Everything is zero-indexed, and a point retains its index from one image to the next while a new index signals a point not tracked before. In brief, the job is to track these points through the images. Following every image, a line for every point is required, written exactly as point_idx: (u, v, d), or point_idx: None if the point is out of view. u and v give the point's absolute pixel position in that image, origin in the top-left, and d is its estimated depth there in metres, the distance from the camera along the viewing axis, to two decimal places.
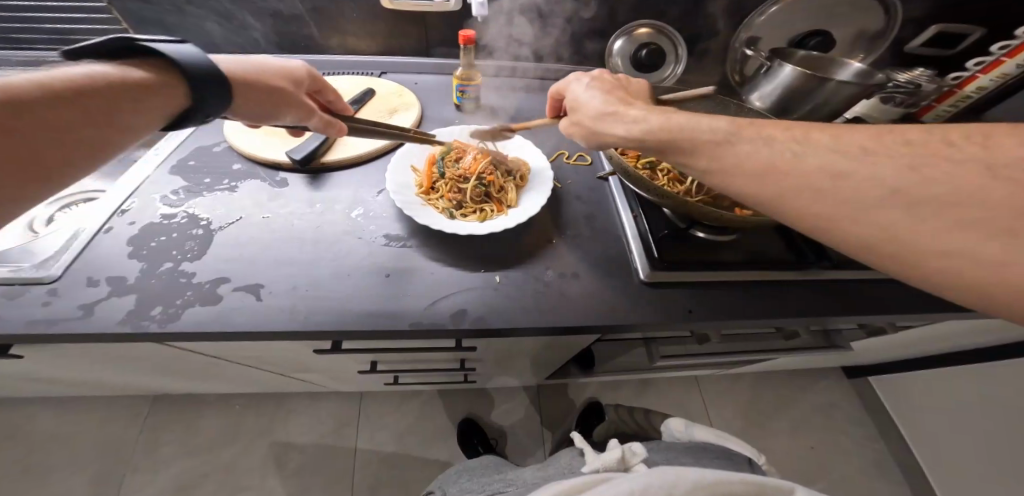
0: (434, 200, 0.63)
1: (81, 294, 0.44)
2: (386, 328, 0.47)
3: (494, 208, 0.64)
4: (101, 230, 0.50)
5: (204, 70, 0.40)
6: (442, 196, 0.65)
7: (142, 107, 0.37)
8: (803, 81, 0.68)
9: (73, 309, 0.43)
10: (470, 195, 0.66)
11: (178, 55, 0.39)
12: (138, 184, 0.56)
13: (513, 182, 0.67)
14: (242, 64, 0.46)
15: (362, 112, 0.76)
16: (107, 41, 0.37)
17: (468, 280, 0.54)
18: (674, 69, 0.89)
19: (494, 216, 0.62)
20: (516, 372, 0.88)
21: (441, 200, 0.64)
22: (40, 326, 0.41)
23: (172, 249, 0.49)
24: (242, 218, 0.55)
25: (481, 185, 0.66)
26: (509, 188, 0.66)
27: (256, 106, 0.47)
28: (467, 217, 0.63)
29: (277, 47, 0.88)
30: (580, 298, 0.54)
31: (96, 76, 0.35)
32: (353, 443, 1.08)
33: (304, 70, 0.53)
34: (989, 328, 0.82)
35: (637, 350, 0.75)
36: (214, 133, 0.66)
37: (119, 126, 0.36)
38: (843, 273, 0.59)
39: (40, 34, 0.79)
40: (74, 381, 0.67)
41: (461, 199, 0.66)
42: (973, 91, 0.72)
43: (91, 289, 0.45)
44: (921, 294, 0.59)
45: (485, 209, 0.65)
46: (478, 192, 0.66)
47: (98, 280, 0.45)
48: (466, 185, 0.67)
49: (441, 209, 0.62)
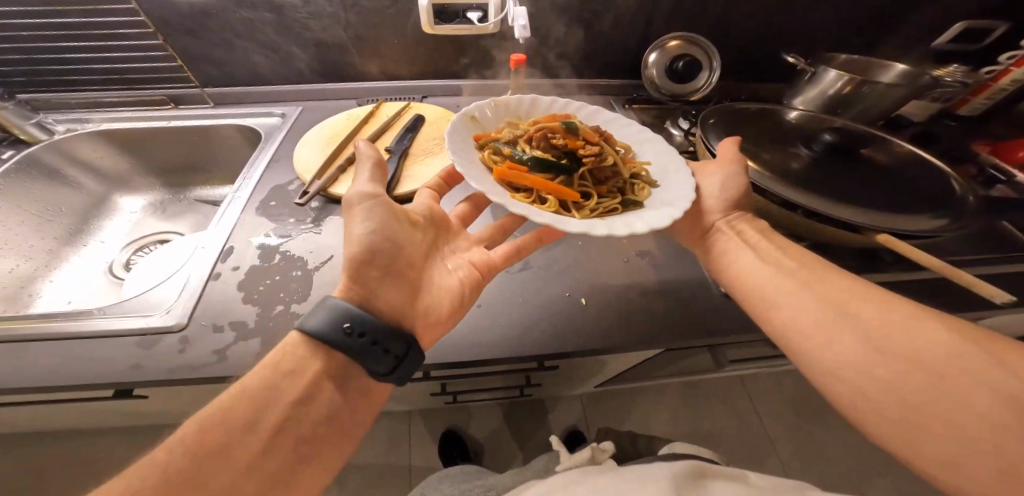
0: (603, 204, 0.58)
1: (211, 339, 0.51)
2: (489, 356, 0.51)
3: (638, 164, 0.62)
4: (212, 277, 0.57)
5: (337, 323, 0.40)
6: (602, 192, 0.60)
7: (311, 371, 0.39)
8: (848, 86, 0.70)
9: (208, 354, 0.49)
10: (617, 166, 0.61)
11: (329, 318, 0.40)
12: (231, 229, 0.63)
13: (597, 128, 0.64)
14: (354, 256, 0.45)
15: (417, 139, 0.78)
16: (289, 340, 0.41)
17: (559, 307, 0.56)
18: (709, 77, 0.86)
19: (645, 165, 0.62)
20: (572, 384, 0.91)
21: (606, 197, 0.59)
22: (183, 369, 0.48)
23: (280, 293, 0.56)
24: (333, 256, 0.61)
25: (598, 149, 0.61)
26: (612, 139, 0.64)
27: (392, 291, 0.47)
28: (641, 186, 0.60)
29: (319, 75, 0.91)
30: (661, 313, 0.57)
31: (286, 364, 0.39)
32: (407, 460, 1.13)
33: (389, 212, 0.50)
34: None
35: (699, 355, 0.77)
36: (286, 172, 0.73)
37: (301, 396, 0.38)
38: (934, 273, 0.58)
39: (93, 75, 0.83)
40: (173, 414, 0.72)
41: (614, 182, 0.60)
42: (1007, 83, 0.79)
43: (218, 334, 0.51)
44: None
45: (636, 170, 0.61)
46: (615, 156, 0.61)
47: (222, 326, 0.52)
48: (602, 165, 0.60)
49: (626, 204, 0.57)
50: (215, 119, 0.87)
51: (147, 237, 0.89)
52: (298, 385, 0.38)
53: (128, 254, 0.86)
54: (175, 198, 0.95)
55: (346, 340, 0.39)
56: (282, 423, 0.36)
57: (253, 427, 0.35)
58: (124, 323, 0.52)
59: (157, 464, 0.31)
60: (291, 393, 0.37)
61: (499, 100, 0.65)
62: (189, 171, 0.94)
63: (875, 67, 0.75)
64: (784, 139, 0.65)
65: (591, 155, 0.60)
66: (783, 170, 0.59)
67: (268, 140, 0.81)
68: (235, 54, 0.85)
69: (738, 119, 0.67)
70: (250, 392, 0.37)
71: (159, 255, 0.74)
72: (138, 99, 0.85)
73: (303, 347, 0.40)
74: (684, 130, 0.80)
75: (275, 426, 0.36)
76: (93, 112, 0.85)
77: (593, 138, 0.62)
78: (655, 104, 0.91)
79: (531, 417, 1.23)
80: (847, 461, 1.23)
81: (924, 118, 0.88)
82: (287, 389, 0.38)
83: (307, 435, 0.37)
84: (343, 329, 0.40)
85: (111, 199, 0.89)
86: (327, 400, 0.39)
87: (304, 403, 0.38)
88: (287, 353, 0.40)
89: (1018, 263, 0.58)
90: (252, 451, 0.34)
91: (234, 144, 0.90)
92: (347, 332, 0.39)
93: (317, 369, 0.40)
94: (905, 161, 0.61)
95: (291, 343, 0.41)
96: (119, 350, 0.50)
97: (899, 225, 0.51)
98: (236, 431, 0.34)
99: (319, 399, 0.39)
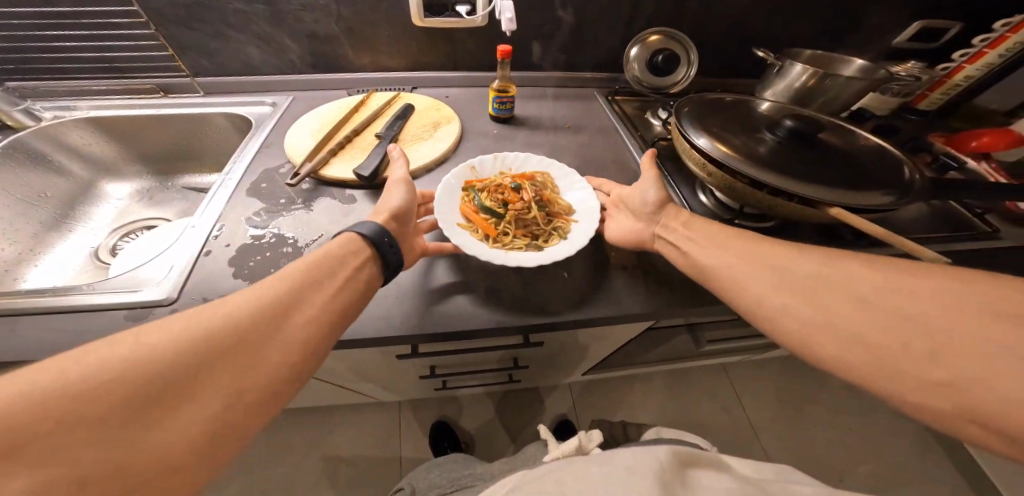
0: (510, 244, 0.59)
1: None
2: (476, 327, 0.52)
3: (560, 221, 0.63)
4: (203, 253, 0.58)
5: (377, 236, 0.48)
6: (515, 235, 0.61)
7: (359, 257, 0.47)
8: (811, 79, 0.76)
9: None
10: (538, 220, 0.62)
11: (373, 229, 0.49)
12: (225, 208, 0.65)
13: (540, 191, 0.65)
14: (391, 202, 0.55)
15: (407, 127, 0.80)
16: (338, 239, 0.48)
17: (543, 280, 0.58)
18: (687, 71, 0.90)
19: (571, 223, 0.62)
20: (560, 370, 0.93)
21: (516, 238, 0.61)
22: None
23: (269, 268, 0.57)
24: (324, 235, 0.62)
25: (528, 203, 0.63)
26: (555, 198, 0.66)
27: (402, 233, 0.53)
28: (548, 240, 0.60)
29: (311, 67, 0.93)
30: (641, 286, 0.58)
31: (341, 248, 0.47)
32: (398, 452, 1.14)
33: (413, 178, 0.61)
34: None
35: (682, 336, 0.79)
36: (277, 156, 0.75)
37: (352, 271, 0.45)
38: (893, 250, 0.62)
39: (83, 63, 0.83)
40: None
41: (534, 228, 0.62)
42: (961, 79, 0.87)
43: None
44: (979, 261, 0.61)
45: (556, 226, 0.62)
46: (540, 213, 0.63)
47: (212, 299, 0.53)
48: (528, 216, 0.62)
49: (522, 246, 0.59)
50: (206, 107, 0.88)
51: (134, 224, 0.90)
52: (352, 261, 0.46)
53: (114, 239, 0.87)
54: (162, 186, 0.96)
55: (384, 244, 0.49)
56: (342, 284, 0.44)
57: (316, 287, 0.42)
58: (110, 297, 0.53)
59: (253, 296, 0.38)
60: (348, 266, 0.45)
61: (499, 154, 0.69)
62: (177, 159, 0.95)
63: (838, 62, 0.81)
64: (752, 126, 0.68)
65: (519, 211, 0.62)
66: (752, 152, 0.61)
67: (259, 127, 0.83)
68: (227, 45, 0.87)
69: (712, 107, 0.72)
70: (321, 260, 0.44)
71: (145, 240, 0.75)
72: (127, 87, 0.86)
73: (354, 240, 0.48)
74: (662, 120, 0.84)
75: (337, 285, 0.43)
76: (81, 100, 0.85)
77: (528, 199, 0.63)
78: (636, 96, 0.94)
79: (520, 408, 1.25)
80: (830, 449, 1.26)
81: (886, 113, 0.94)
82: (345, 263, 0.45)
83: (359, 296, 0.45)
84: (383, 239, 0.49)
85: (97, 187, 0.90)
86: (370, 278, 0.47)
87: (356, 276, 0.45)
88: (342, 242, 0.48)
89: (964, 241, 0.63)
90: (317, 303, 0.41)
91: (225, 133, 0.92)
92: (387, 242, 0.49)
93: (366, 254, 0.48)
94: (866, 149, 0.66)
95: (344, 237, 0.48)
96: (107, 322, 0.51)
97: (858, 204, 0.55)
98: (309, 284, 0.41)
99: (366, 277, 0.46)
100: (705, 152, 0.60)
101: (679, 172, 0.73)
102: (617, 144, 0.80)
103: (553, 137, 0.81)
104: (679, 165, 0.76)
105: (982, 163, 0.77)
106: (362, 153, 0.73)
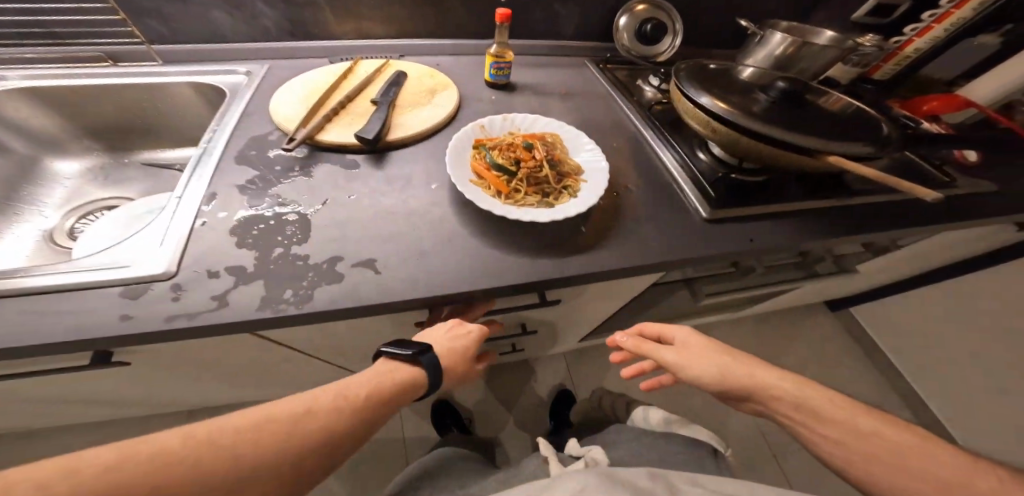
0: (524, 201, 0.58)
1: (209, 285, 0.48)
2: (502, 283, 0.51)
3: (571, 181, 0.62)
4: (198, 224, 0.54)
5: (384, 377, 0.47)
6: (527, 192, 0.60)
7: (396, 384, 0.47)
8: (790, 48, 0.81)
9: (208, 300, 0.47)
10: (547, 178, 0.61)
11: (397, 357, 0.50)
12: (214, 178, 0.60)
13: (553, 152, 0.65)
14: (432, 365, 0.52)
15: (403, 93, 0.76)
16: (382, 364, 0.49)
17: (560, 236, 0.57)
18: (672, 42, 0.93)
19: (581, 183, 0.61)
20: (565, 336, 0.94)
21: (527, 196, 0.60)
22: (181, 317, 0.45)
23: (276, 236, 0.54)
24: (329, 200, 0.59)
25: (539, 159, 0.62)
26: (566, 158, 0.65)
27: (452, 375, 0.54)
28: (559, 198, 0.60)
29: (287, 34, 0.87)
30: (658, 238, 0.58)
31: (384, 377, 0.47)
32: (401, 434, 1.12)
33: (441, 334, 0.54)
34: (959, 245, 0.97)
35: (683, 291, 0.83)
36: (264, 123, 0.70)
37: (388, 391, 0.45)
38: (873, 198, 0.68)
39: (14, 27, 0.73)
40: (146, 390, 0.66)
41: (545, 185, 0.61)
42: (911, 52, 0.96)
43: (215, 279, 0.49)
44: (938, 207, 0.69)
45: (567, 185, 0.61)
46: (553, 171, 0.62)
47: (217, 272, 0.49)
48: (540, 174, 0.61)
49: (533, 203, 0.58)
50: (168, 76, 0.79)
51: (91, 204, 0.81)
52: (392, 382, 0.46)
53: (71, 221, 0.78)
54: (119, 163, 0.87)
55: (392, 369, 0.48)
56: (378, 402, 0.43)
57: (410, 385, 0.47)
58: (96, 275, 0.47)
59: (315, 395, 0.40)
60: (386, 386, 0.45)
61: (509, 115, 0.69)
62: (138, 134, 0.86)
63: (810, 32, 0.87)
64: (745, 87, 0.72)
65: (532, 169, 0.61)
66: (749, 109, 0.65)
67: (236, 96, 0.76)
68: (190, 8, 0.79)
69: (705, 71, 0.75)
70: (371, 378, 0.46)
71: (116, 219, 0.68)
72: (67, 55, 0.75)
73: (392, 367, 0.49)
74: (655, 87, 0.87)
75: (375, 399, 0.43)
76: (11, 68, 0.73)
77: (542, 157, 0.62)
78: (626, 65, 0.96)
79: (517, 382, 1.26)
80: None
81: (849, 82, 1.02)
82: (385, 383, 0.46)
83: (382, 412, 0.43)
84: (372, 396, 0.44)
85: (40, 165, 0.79)
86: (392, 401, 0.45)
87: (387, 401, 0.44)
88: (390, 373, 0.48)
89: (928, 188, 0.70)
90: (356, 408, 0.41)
91: (189, 105, 0.83)
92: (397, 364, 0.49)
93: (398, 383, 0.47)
94: (844, 107, 0.72)
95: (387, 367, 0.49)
96: (98, 301, 0.46)
97: (848, 152, 0.59)
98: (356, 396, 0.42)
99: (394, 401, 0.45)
100: (707, 109, 0.63)
101: (677, 133, 0.76)
102: (614, 109, 0.82)
103: (552, 104, 0.81)
104: (676, 126, 0.78)
105: (932, 124, 0.86)
106: (359, 119, 0.70)
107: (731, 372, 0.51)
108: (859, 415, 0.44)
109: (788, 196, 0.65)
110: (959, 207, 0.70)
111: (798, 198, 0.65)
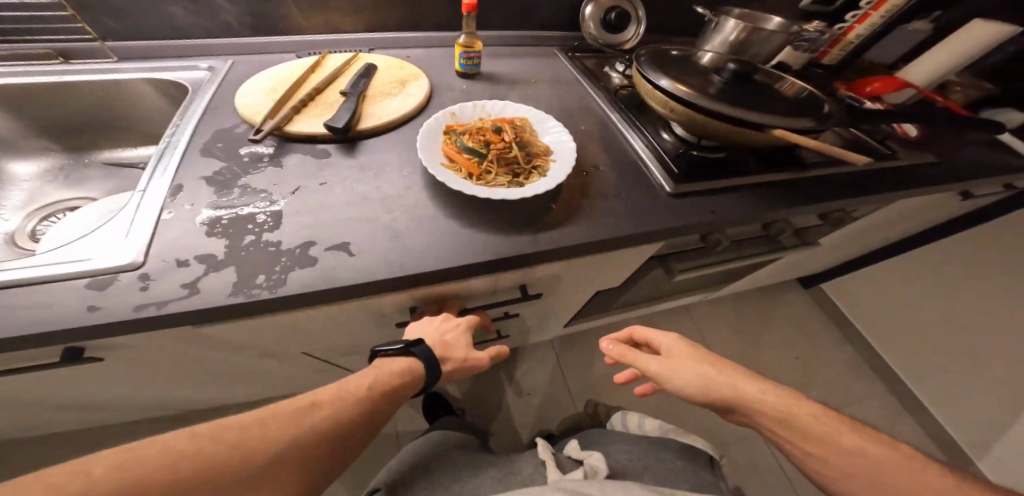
0: (495, 182, 0.60)
1: (178, 274, 0.47)
2: (476, 260, 0.52)
3: (540, 161, 0.64)
4: (164, 215, 0.53)
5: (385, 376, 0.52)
6: (499, 173, 0.62)
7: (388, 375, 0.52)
8: (743, 33, 0.85)
9: (179, 288, 0.46)
10: (516, 160, 0.63)
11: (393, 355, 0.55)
12: (179, 170, 0.59)
13: (522, 135, 0.66)
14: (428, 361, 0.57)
15: (372, 84, 0.77)
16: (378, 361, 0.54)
17: (534, 214, 0.58)
18: (637, 29, 0.97)
19: (550, 163, 0.63)
20: (548, 320, 0.96)
21: (499, 176, 0.61)
22: (151, 305, 0.44)
23: (247, 224, 0.53)
24: (300, 188, 0.59)
25: (508, 141, 0.63)
26: (535, 140, 0.67)
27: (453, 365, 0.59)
28: (529, 178, 0.62)
29: (251, 28, 0.86)
30: (626, 213, 0.61)
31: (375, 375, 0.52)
32: (391, 428, 1.12)
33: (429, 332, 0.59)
34: (910, 215, 1.04)
35: (658, 268, 0.86)
36: (229, 116, 0.69)
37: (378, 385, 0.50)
38: (825, 169, 0.72)
39: None
40: (121, 390, 0.64)
41: (515, 167, 0.63)
42: (853, 38, 1.03)
43: (185, 268, 0.48)
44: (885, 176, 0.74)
45: (536, 166, 0.63)
46: (523, 153, 0.64)
47: (187, 260, 0.49)
48: (509, 155, 0.63)
49: (504, 184, 0.60)
50: (125, 71, 0.77)
51: (53, 205, 0.78)
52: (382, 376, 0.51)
53: (32, 223, 0.75)
54: (81, 163, 0.84)
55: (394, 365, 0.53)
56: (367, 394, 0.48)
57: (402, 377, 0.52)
58: (59, 268, 0.46)
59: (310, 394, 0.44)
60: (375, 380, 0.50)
61: (479, 101, 0.70)
62: (100, 132, 0.83)
63: (762, 18, 0.91)
64: (701, 70, 0.76)
65: (501, 150, 0.63)
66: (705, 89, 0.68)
67: (199, 90, 0.75)
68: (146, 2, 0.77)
69: (665, 55, 0.78)
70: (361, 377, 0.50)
71: (79, 217, 0.66)
72: (13, 52, 0.72)
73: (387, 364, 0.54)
74: (621, 73, 0.90)
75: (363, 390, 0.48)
76: None
77: (510, 139, 0.64)
78: (593, 54, 0.98)
79: (505, 372, 1.28)
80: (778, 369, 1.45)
81: (802, 66, 1.08)
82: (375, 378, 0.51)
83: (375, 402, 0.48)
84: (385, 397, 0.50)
85: None
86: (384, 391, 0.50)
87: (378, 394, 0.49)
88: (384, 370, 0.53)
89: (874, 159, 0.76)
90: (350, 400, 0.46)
91: (153, 101, 0.81)
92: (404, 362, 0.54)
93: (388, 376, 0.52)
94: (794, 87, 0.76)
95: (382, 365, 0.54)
96: (62, 294, 0.44)
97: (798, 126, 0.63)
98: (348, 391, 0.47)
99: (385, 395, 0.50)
100: (666, 89, 0.65)
101: (641, 115, 0.79)
102: (582, 95, 0.84)
103: (522, 91, 0.83)
104: (640, 109, 0.81)
105: (876, 103, 0.93)
106: (328, 109, 0.70)
107: (713, 383, 0.52)
108: (837, 421, 0.46)
109: (746, 170, 0.69)
110: (904, 175, 0.75)
111: (754, 172, 0.69)
